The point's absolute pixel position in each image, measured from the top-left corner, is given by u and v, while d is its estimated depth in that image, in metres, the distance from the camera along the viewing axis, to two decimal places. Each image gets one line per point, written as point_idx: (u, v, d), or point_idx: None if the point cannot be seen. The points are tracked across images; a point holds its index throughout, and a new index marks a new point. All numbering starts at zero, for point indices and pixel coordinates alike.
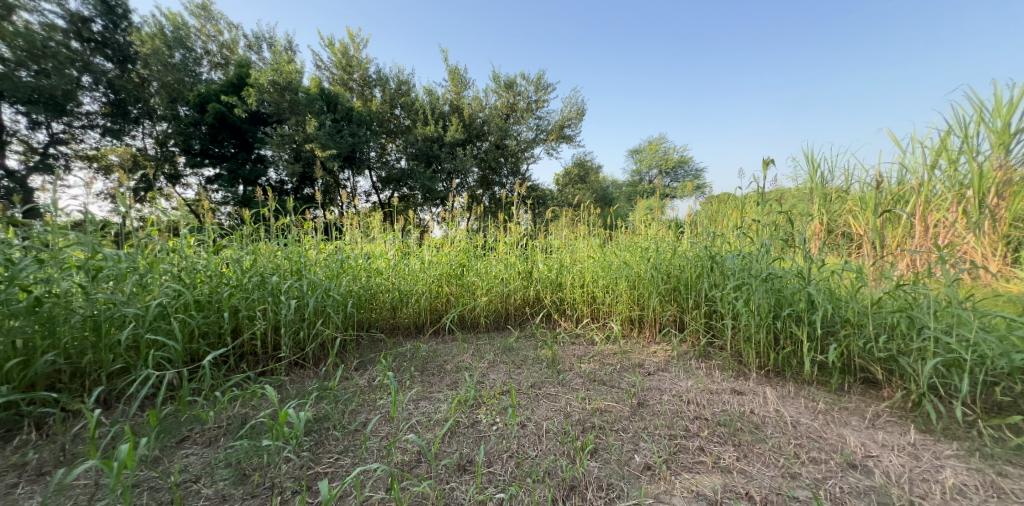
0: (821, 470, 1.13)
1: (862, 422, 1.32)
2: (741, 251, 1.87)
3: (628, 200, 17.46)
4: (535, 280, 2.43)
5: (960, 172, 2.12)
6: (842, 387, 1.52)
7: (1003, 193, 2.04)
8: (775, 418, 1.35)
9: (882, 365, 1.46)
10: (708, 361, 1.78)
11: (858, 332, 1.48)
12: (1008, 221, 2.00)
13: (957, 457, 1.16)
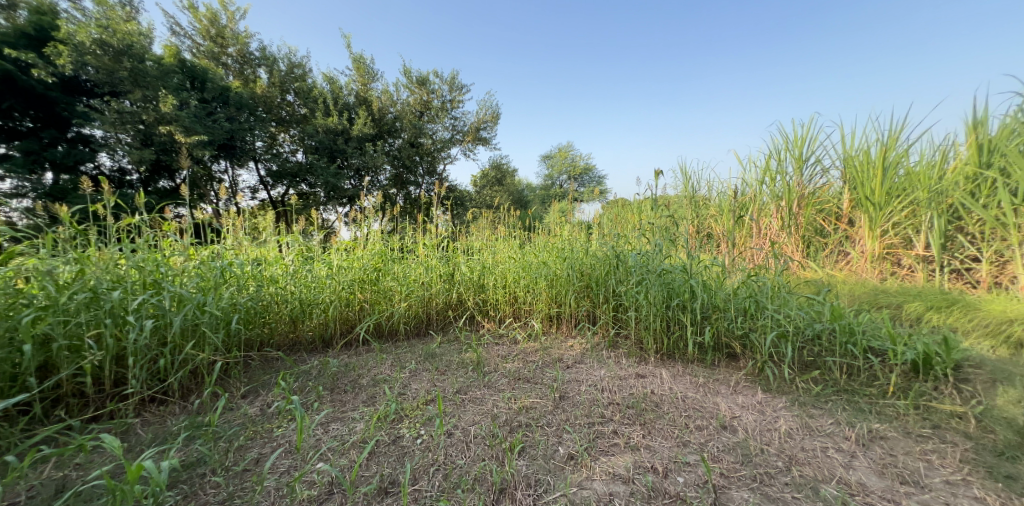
0: (703, 435, 1.36)
1: (728, 388, 1.64)
2: (640, 249, 2.16)
3: (543, 203, 18.16)
4: (459, 282, 2.36)
5: (777, 190, 3.13)
6: (713, 362, 1.85)
7: (801, 205, 3.04)
8: (670, 396, 1.56)
9: (739, 340, 1.82)
10: (616, 350, 1.99)
11: (724, 315, 1.84)
12: (801, 225, 3.04)
13: (786, 408, 1.51)
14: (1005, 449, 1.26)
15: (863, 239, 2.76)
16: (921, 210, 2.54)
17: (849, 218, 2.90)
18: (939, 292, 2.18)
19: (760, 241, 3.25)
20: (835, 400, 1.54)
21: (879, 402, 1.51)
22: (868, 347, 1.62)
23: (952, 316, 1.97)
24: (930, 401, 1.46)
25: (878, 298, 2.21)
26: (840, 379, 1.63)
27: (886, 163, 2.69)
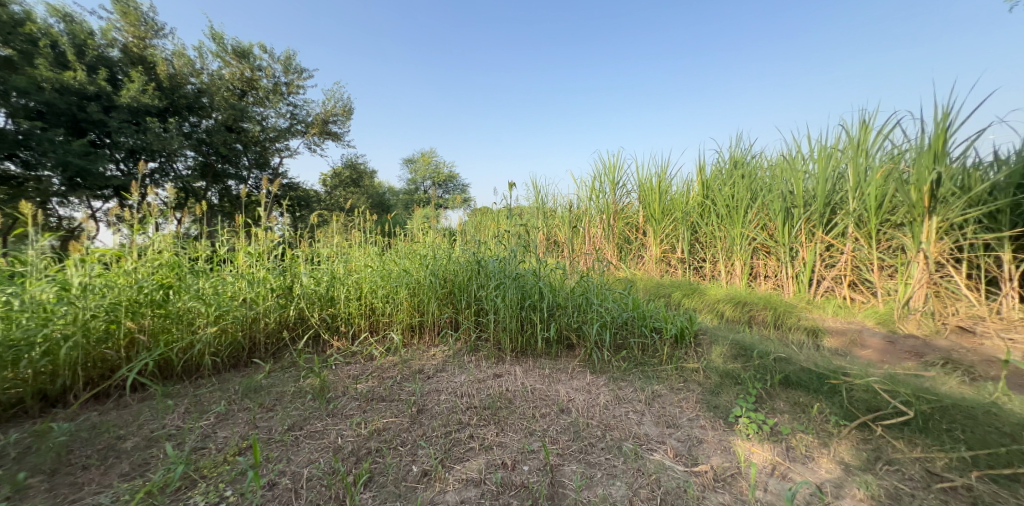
0: (546, 422, 1.54)
1: (564, 374, 1.92)
2: (497, 255, 2.36)
3: (405, 207, 17.32)
4: (298, 296, 2.06)
5: (601, 208, 4.40)
6: (557, 354, 2.12)
7: (615, 219, 4.33)
8: (522, 391, 1.71)
9: (574, 332, 2.15)
10: (477, 353, 2.08)
11: (563, 311, 2.17)
12: (615, 234, 4.31)
13: (604, 384, 1.84)
14: (714, 386, 1.87)
15: (650, 245, 4.12)
16: (677, 225, 4.01)
17: (641, 230, 4.30)
18: (690, 284, 3.46)
19: (590, 246, 4.33)
20: (634, 372, 1.98)
21: (659, 368, 2.01)
22: (653, 325, 2.17)
23: (693, 300, 3.06)
24: (683, 362, 2.04)
25: (660, 291, 3.23)
26: (638, 354, 2.10)
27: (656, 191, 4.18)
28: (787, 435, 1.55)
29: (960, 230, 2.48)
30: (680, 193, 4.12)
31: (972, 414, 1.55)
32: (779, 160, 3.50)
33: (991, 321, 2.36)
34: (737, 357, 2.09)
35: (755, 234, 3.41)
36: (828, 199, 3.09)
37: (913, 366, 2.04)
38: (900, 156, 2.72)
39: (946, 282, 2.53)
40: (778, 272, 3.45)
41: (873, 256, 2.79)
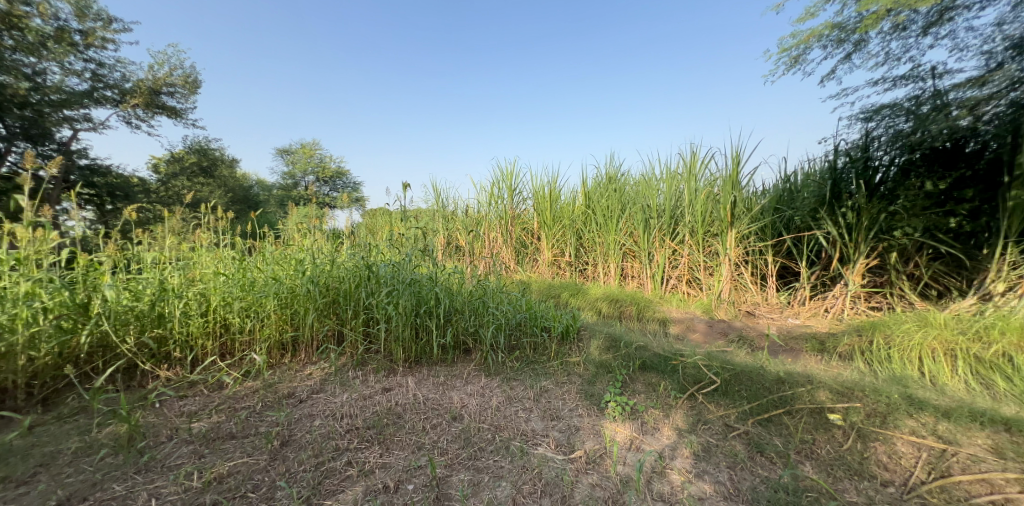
0: (436, 432, 1.56)
1: (460, 378, 1.98)
2: (392, 260, 2.31)
3: (280, 204, 15.13)
4: (96, 317, 1.65)
5: (501, 212, 5.29)
6: (453, 360, 2.17)
7: (512, 223, 5.26)
8: (413, 402, 1.71)
9: (472, 336, 2.23)
10: (365, 367, 2.02)
11: (461, 316, 2.23)
12: (513, 236, 5.25)
13: (498, 385, 1.94)
14: (590, 375, 2.10)
15: (543, 250, 5.02)
16: (565, 232, 4.95)
17: (537, 236, 5.17)
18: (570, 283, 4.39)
19: (490, 248, 5.22)
20: (525, 370, 2.13)
21: (546, 365, 2.19)
22: (542, 324, 2.39)
23: (577, 299, 3.79)
24: (567, 357, 2.27)
25: (553, 291, 3.98)
26: (530, 353, 2.28)
27: (549, 202, 5.11)
28: (642, 411, 1.83)
29: (745, 239, 3.95)
30: (567, 202, 5.07)
31: (761, 379, 2.05)
32: (639, 182, 4.73)
33: (763, 306, 3.81)
34: (610, 347, 2.40)
35: (624, 239, 4.43)
36: (670, 213, 4.29)
37: (722, 350, 3.00)
38: (713, 185, 4.08)
39: (742, 280, 3.97)
40: (639, 272, 4.46)
41: (699, 258, 4.02)
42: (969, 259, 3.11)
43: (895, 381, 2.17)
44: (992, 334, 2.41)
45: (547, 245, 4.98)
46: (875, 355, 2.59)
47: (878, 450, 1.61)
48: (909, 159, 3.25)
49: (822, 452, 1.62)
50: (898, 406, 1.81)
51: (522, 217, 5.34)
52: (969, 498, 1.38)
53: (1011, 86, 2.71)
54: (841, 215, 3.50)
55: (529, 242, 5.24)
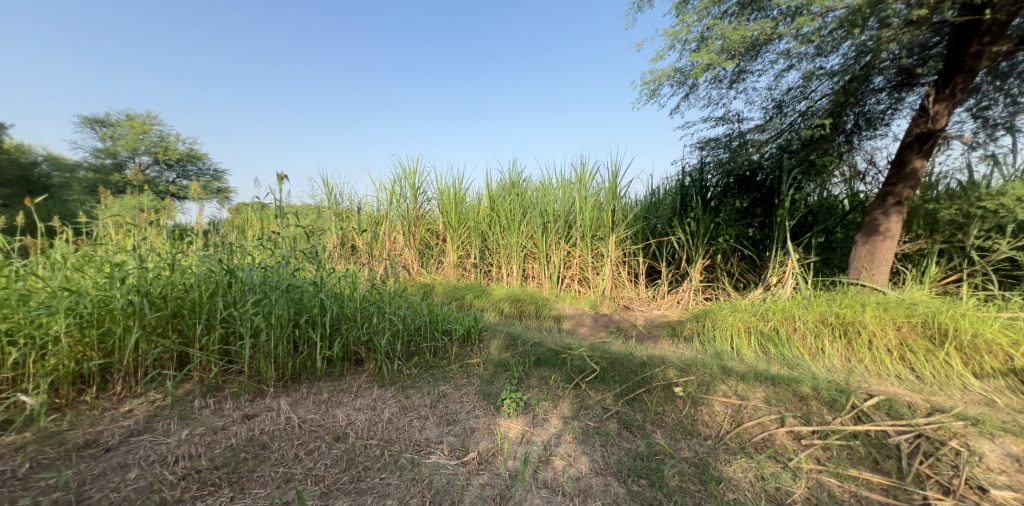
0: (312, 458, 1.76)
1: (352, 394, 2.23)
2: (262, 264, 2.42)
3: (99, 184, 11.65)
4: None
5: (404, 211, 5.40)
6: (341, 372, 2.41)
7: (415, 222, 5.39)
8: (285, 428, 1.89)
9: (364, 346, 2.51)
10: (219, 392, 2.11)
11: (353, 324, 2.48)
12: (416, 235, 5.37)
13: (391, 396, 2.23)
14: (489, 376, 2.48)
15: (448, 252, 5.30)
16: (470, 234, 5.37)
17: (441, 238, 5.41)
18: (481, 286, 4.68)
19: (391, 248, 5.14)
20: (424, 374, 2.46)
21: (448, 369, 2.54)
22: (444, 328, 2.78)
23: (482, 299, 4.26)
24: (467, 359, 2.64)
25: (461, 295, 4.36)
26: (431, 359, 2.63)
27: (455, 201, 5.45)
28: (534, 406, 2.23)
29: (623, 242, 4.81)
30: (472, 203, 5.47)
31: (628, 365, 2.59)
32: (538, 186, 5.38)
33: (635, 301, 4.57)
34: (506, 347, 2.80)
35: (525, 242, 5.01)
36: (565, 218, 5.00)
37: (602, 340, 3.45)
38: (599, 193, 4.92)
39: (618, 278, 4.74)
40: (539, 273, 5.04)
41: (588, 259, 4.78)
42: (759, 257, 4.42)
43: (714, 357, 2.88)
44: (772, 318, 3.16)
45: (453, 247, 5.31)
46: (705, 340, 3.23)
47: (703, 411, 2.22)
48: (727, 182, 4.45)
49: (668, 420, 2.19)
50: (715, 376, 2.44)
51: (427, 218, 5.51)
52: (752, 440, 2.04)
53: (776, 136, 3.89)
54: (687, 224, 4.59)
55: (432, 245, 5.42)
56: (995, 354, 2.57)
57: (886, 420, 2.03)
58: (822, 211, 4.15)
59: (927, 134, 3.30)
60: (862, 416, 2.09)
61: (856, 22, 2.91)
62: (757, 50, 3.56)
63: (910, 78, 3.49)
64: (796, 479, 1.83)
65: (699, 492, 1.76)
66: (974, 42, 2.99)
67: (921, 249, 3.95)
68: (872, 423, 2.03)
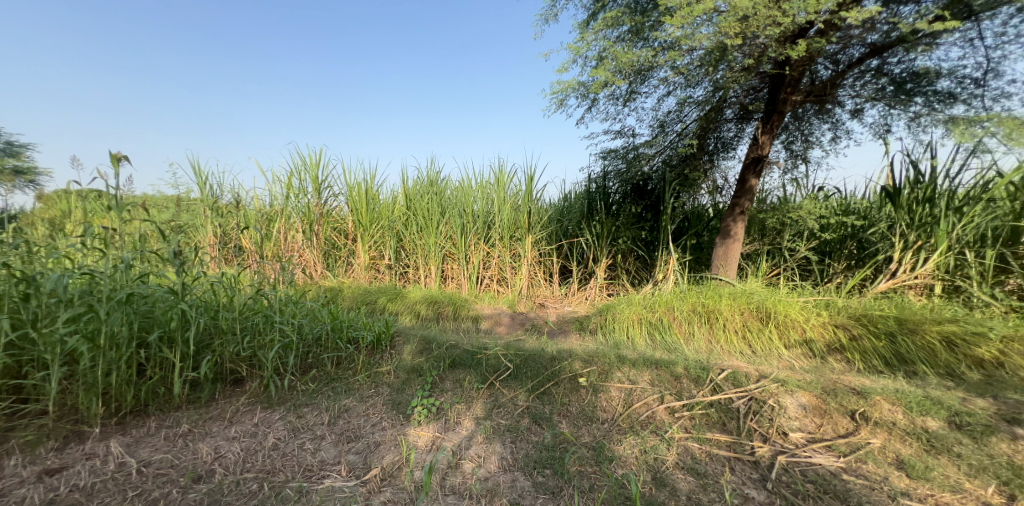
0: (163, 500, 1.70)
1: (226, 421, 2.19)
2: (85, 268, 2.07)
3: None
4: None
5: (305, 209, 5.20)
6: (218, 394, 2.38)
7: (319, 220, 5.22)
8: (122, 476, 1.78)
9: (246, 361, 2.50)
10: (4, 443, 1.81)
11: (230, 338, 2.45)
12: (320, 233, 5.21)
13: (276, 418, 2.26)
14: (401, 381, 2.61)
15: (360, 255, 5.11)
16: (384, 234, 5.21)
17: (350, 236, 5.27)
18: (392, 288, 4.65)
19: (286, 251, 4.99)
20: (322, 388, 2.53)
21: (350, 380, 2.61)
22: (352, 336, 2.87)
23: (396, 302, 4.20)
24: (379, 367, 2.75)
25: (371, 302, 4.27)
26: (331, 370, 2.68)
27: (367, 197, 5.29)
28: (446, 409, 2.39)
29: (539, 243, 4.98)
30: (386, 201, 5.32)
31: (539, 361, 2.86)
32: (456, 186, 5.30)
33: (550, 296, 4.80)
34: (422, 350, 2.94)
35: (443, 242, 4.92)
36: (483, 219, 5.02)
37: (516, 339, 3.52)
38: (517, 196, 5.01)
39: (536, 276, 4.90)
40: (458, 273, 4.99)
41: (506, 260, 4.86)
42: (648, 255, 4.94)
43: (612, 347, 3.15)
44: (657, 309, 3.46)
45: (364, 247, 5.14)
46: (607, 331, 3.47)
47: (601, 397, 2.53)
48: (625, 190, 4.82)
49: (572, 409, 2.46)
50: (613, 364, 2.79)
51: (333, 213, 5.38)
52: (639, 418, 2.37)
53: (663, 151, 4.27)
54: (593, 226, 4.94)
55: (339, 243, 5.29)
56: (800, 330, 3.02)
57: (731, 388, 2.49)
58: (692, 217, 4.75)
59: (759, 159, 3.92)
60: (716, 387, 2.52)
61: (716, 61, 3.21)
62: (643, 76, 3.75)
63: (749, 112, 4.14)
64: (669, 448, 2.14)
65: (594, 473, 1.99)
66: (782, 91, 3.63)
67: (755, 250, 4.71)
68: (721, 393, 2.46)
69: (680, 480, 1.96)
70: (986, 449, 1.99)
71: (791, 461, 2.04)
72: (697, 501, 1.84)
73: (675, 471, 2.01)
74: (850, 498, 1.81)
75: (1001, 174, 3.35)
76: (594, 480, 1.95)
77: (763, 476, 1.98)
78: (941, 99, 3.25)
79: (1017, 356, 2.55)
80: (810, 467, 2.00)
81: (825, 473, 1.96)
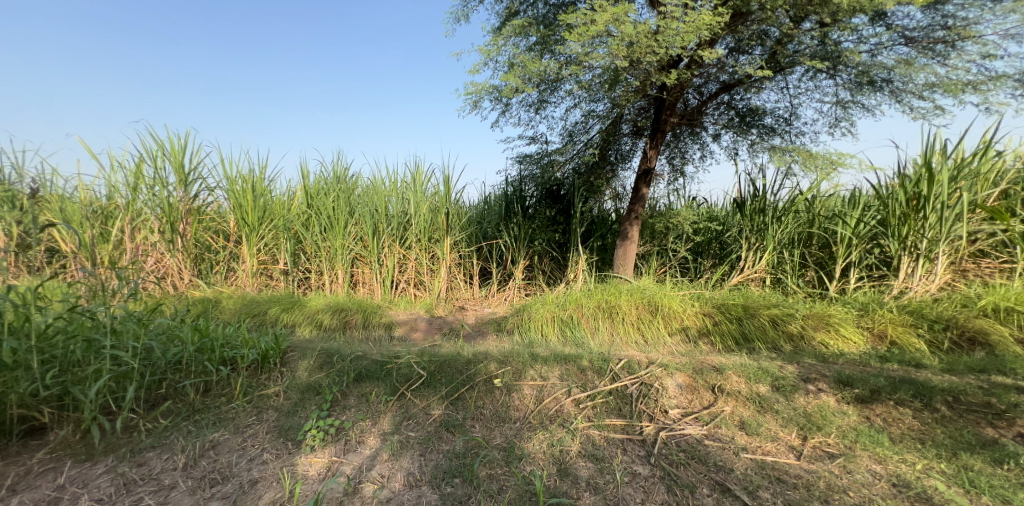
0: None
1: (4, 491, 1.86)
2: None
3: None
4: None
5: (169, 204, 4.67)
6: (10, 450, 2.07)
7: (188, 219, 4.81)
8: None
9: (55, 406, 2.18)
10: None
11: (24, 376, 2.06)
12: (189, 232, 4.78)
13: (100, 471, 2.06)
14: (294, 402, 2.70)
15: (247, 260, 4.63)
16: (277, 234, 4.84)
17: (233, 237, 5.07)
18: (289, 298, 4.21)
19: (148, 256, 4.68)
20: (181, 423, 2.46)
21: (222, 410, 2.61)
22: (230, 357, 2.85)
23: (293, 313, 3.88)
24: (264, 389, 2.82)
25: (260, 316, 3.92)
26: (195, 402, 2.61)
27: (253, 192, 4.77)
28: (347, 429, 2.46)
29: (458, 245, 4.98)
30: (282, 198, 4.98)
31: (455, 366, 2.95)
32: (367, 184, 5.00)
33: (470, 299, 4.83)
34: (321, 366, 3.04)
35: (351, 245, 4.62)
36: (398, 220, 4.81)
37: (432, 344, 3.43)
38: (435, 198, 4.90)
39: (456, 279, 4.93)
40: (369, 278, 4.74)
41: (424, 263, 4.76)
42: (562, 256, 5.21)
43: (526, 346, 3.26)
44: (569, 306, 3.68)
45: (251, 251, 4.72)
46: (523, 331, 3.59)
47: (515, 397, 2.67)
48: (538, 194, 5.08)
49: (485, 412, 2.59)
50: (526, 363, 2.93)
51: (207, 210, 5.01)
52: (548, 413, 2.54)
53: (573, 158, 4.59)
54: (511, 228, 5.08)
55: (214, 246, 5.04)
56: (680, 320, 3.47)
57: (626, 376, 2.78)
58: (599, 221, 5.18)
59: (648, 171, 4.47)
60: (614, 377, 2.78)
61: (613, 81, 3.53)
62: (553, 86, 3.97)
63: (641, 129, 4.67)
64: (573, 438, 2.30)
65: (503, 473, 2.08)
66: (662, 113, 4.17)
67: (647, 251, 5.31)
68: (619, 381, 2.74)
69: (581, 467, 2.11)
70: (794, 405, 2.48)
71: (669, 435, 2.33)
72: (596, 485, 1.99)
73: (577, 459, 2.16)
74: (710, 459, 2.11)
75: (807, 193, 4.26)
76: (502, 481, 2.03)
77: (649, 451, 2.22)
78: (768, 132, 4.03)
79: (811, 333, 3.18)
80: (682, 437, 2.30)
81: (693, 441, 2.27)
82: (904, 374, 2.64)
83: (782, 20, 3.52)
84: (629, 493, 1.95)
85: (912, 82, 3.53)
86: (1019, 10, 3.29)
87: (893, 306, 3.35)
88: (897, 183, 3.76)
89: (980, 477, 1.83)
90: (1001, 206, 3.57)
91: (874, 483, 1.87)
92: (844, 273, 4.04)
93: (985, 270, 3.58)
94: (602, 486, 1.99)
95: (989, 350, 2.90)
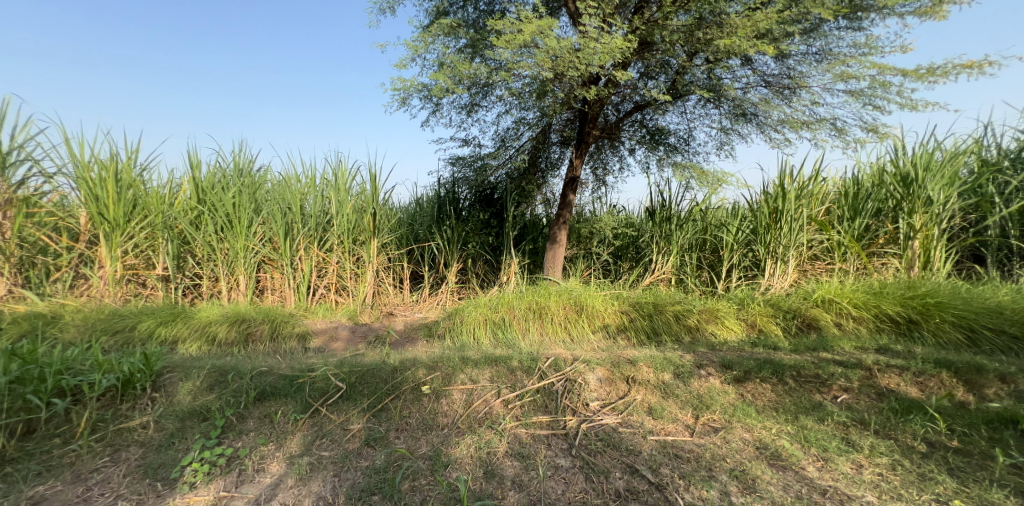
0: None
1: None
2: None
3: None
4: None
5: None
6: None
7: (7, 213, 3.79)
8: None
9: None
10: None
11: None
12: (10, 231, 3.81)
13: None
14: (170, 433, 2.32)
15: (106, 265, 3.91)
16: (154, 232, 4.13)
17: (83, 237, 4.12)
18: (169, 310, 3.54)
19: None
20: None
21: (53, 455, 2.15)
22: (71, 386, 2.33)
23: (175, 327, 3.30)
24: (124, 422, 2.37)
25: (124, 333, 3.23)
26: (7, 449, 2.09)
27: (117, 183, 3.96)
28: (243, 457, 2.19)
29: (386, 247, 4.74)
30: (164, 190, 4.35)
31: (380, 375, 2.75)
32: (278, 179, 4.51)
33: (400, 305, 4.63)
34: (211, 387, 2.62)
35: (258, 247, 4.15)
36: (317, 221, 4.40)
37: (354, 354, 3.18)
38: (360, 197, 4.57)
39: (382, 284, 4.68)
40: (281, 284, 4.30)
41: (347, 267, 4.40)
42: (495, 259, 5.27)
43: (456, 349, 3.23)
44: (501, 309, 3.76)
45: (113, 253, 3.92)
46: (455, 335, 3.59)
47: (443, 403, 2.59)
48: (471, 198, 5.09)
49: (411, 421, 2.48)
50: (457, 367, 2.86)
51: (42, 201, 3.99)
52: (477, 416, 2.53)
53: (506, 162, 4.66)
54: (443, 231, 4.99)
55: (52, 248, 4.06)
56: (601, 318, 3.77)
57: (553, 373, 2.88)
58: (530, 225, 5.40)
59: (574, 180, 4.77)
60: (542, 374, 2.87)
61: (541, 92, 3.72)
62: (485, 89, 4.02)
63: (568, 139, 4.96)
64: (501, 439, 2.34)
65: (427, 484, 2.03)
66: (585, 126, 4.50)
67: (574, 254, 5.72)
68: (546, 379, 2.83)
69: (507, 467, 2.16)
70: (689, 388, 2.81)
71: (589, 425, 2.48)
72: (520, 483, 2.06)
73: (503, 459, 2.21)
74: (622, 445, 2.30)
75: (701, 205, 5.00)
76: (426, 491, 1.97)
77: (570, 444, 2.34)
78: (672, 149, 4.61)
79: (704, 325, 3.71)
80: (601, 427, 2.47)
81: (609, 429, 2.46)
82: (767, 355, 3.19)
83: (680, 52, 4.00)
84: (552, 485, 2.05)
85: (770, 117, 4.35)
86: (832, 70, 4.28)
87: (761, 300, 4.08)
88: (762, 200, 4.64)
89: (811, 433, 2.33)
90: (825, 220, 4.60)
91: (743, 449, 2.24)
92: (727, 273, 4.85)
93: (817, 270, 4.54)
94: (526, 482, 2.06)
95: (819, 332, 3.68)
